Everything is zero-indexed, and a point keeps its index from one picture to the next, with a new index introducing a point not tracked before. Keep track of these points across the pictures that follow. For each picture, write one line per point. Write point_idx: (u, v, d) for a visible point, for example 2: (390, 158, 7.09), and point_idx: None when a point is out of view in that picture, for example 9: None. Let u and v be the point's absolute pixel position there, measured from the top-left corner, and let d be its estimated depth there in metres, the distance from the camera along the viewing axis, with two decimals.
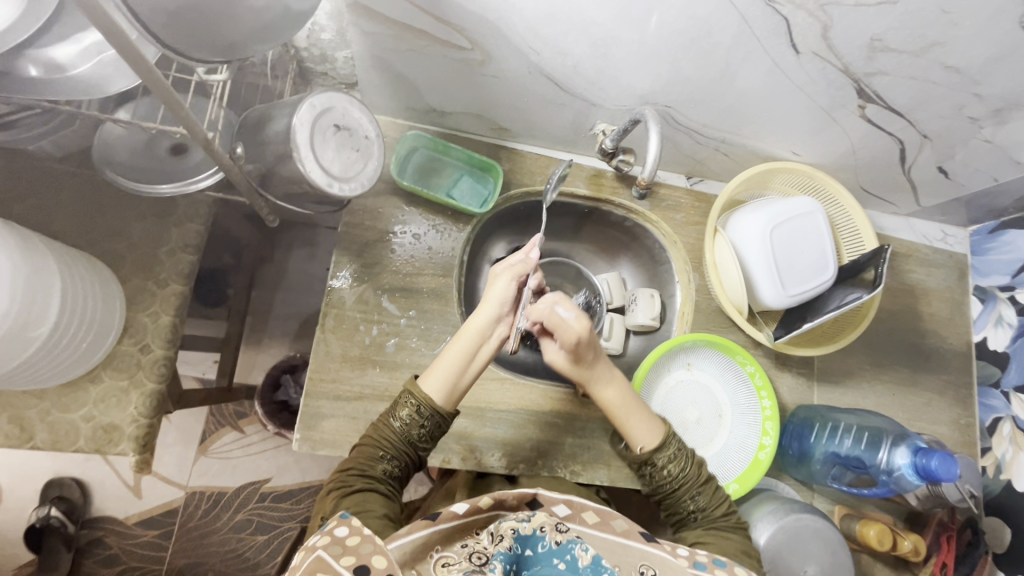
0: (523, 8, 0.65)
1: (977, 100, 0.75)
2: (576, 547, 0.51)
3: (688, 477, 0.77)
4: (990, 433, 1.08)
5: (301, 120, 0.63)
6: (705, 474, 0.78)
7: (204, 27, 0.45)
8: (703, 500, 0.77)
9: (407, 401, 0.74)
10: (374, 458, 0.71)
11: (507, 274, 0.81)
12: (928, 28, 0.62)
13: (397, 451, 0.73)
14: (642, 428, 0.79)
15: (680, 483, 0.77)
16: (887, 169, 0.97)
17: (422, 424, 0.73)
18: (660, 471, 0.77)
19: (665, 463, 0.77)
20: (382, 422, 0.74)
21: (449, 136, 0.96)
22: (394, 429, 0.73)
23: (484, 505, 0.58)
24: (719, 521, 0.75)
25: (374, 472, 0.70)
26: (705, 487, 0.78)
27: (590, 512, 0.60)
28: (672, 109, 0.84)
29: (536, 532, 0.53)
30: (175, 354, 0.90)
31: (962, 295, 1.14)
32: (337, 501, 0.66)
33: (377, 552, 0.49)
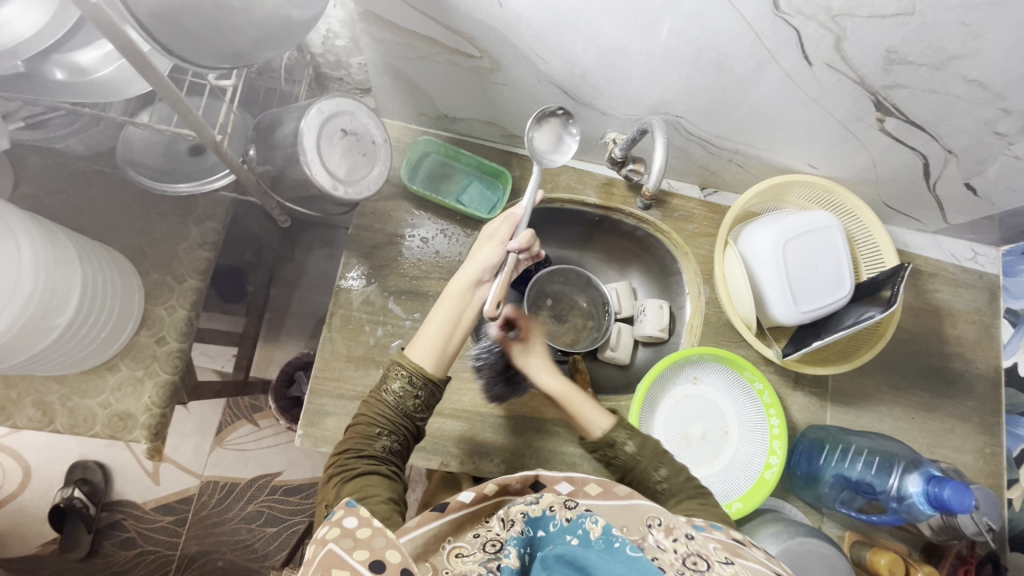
0: (530, 18, 0.65)
1: (1004, 116, 0.72)
2: (587, 521, 0.50)
3: (645, 455, 0.74)
4: (1017, 464, 1.02)
5: (309, 124, 0.65)
6: (665, 450, 0.76)
7: (205, 34, 0.47)
8: (667, 472, 0.73)
9: (397, 372, 0.72)
10: (372, 435, 0.69)
11: (493, 240, 0.79)
12: (948, 41, 0.60)
13: (393, 425, 0.71)
14: (593, 413, 0.79)
15: (643, 461, 0.74)
16: (911, 185, 0.93)
17: (417, 390, 0.72)
18: (618, 450, 0.75)
19: (616, 439, 0.75)
20: (372, 399, 0.72)
21: (461, 143, 0.98)
22: (388, 403, 0.71)
23: (490, 492, 0.58)
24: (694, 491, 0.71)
25: (373, 451, 0.68)
26: (668, 459, 0.75)
27: (591, 485, 0.59)
28: (683, 119, 0.83)
29: (545, 513, 0.53)
30: (190, 347, 0.93)
31: (991, 317, 1.08)
32: (339, 486, 0.63)
33: (390, 545, 0.48)
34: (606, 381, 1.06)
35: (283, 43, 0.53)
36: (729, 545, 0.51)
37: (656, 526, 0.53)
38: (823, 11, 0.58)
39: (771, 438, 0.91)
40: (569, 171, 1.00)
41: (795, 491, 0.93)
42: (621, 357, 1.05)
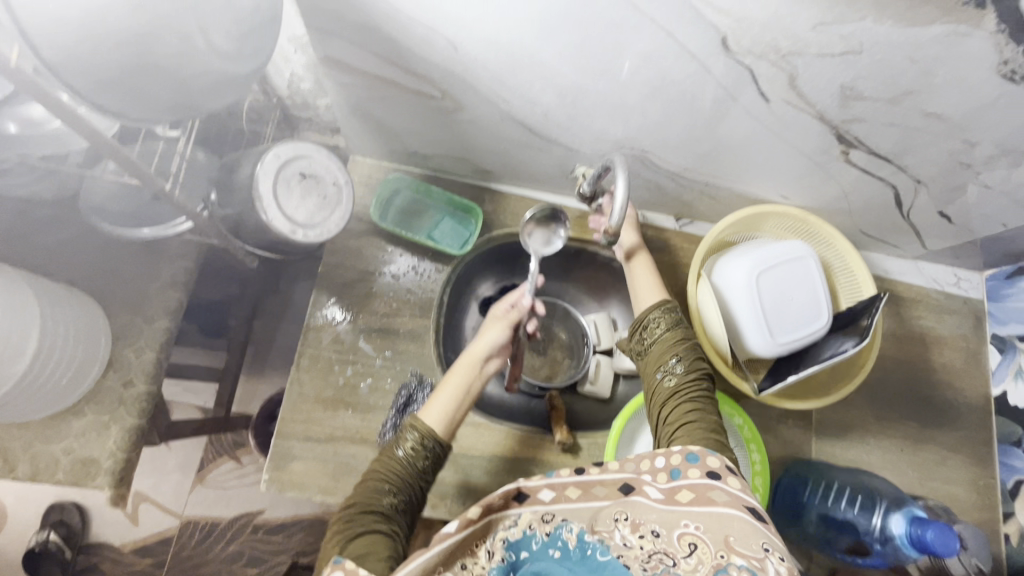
0: (485, 62, 0.65)
1: (969, 147, 0.71)
2: (563, 531, 0.55)
3: (668, 343, 0.77)
4: (1012, 497, 0.98)
5: (265, 169, 0.67)
6: (688, 343, 0.77)
7: (145, 91, 0.50)
8: (681, 367, 0.74)
9: (408, 432, 0.70)
10: (381, 491, 0.66)
11: (503, 321, 0.79)
12: (900, 77, 0.60)
13: (403, 483, 0.68)
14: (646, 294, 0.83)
15: (659, 353, 0.77)
16: (885, 213, 0.93)
17: (426, 455, 0.69)
18: (649, 334, 0.79)
19: (649, 324, 0.79)
20: (385, 454, 0.70)
21: (433, 178, 0.98)
22: (400, 460, 0.68)
23: (473, 517, 0.56)
24: (695, 393, 0.72)
25: (381, 507, 0.65)
26: (687, 354, 0.76)
27: (572, 488, 0.60)
28: (649, 153, 0.83)
29: (527, 533, 0.56)
30: (159, 389, 0.92)
31: (978, 344, 1.06)
32: (342, 543, 0.60)
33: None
34: (587, 416, 1.02)
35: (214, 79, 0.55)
36: (701, 493, 0.56)
37: (622, 521, 0.56)
38: (772, 50, 0.58)
39: (753, 475, 0.89)
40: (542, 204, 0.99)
41: (781, 531, 0.90)
42: (602, 392, 1.02)
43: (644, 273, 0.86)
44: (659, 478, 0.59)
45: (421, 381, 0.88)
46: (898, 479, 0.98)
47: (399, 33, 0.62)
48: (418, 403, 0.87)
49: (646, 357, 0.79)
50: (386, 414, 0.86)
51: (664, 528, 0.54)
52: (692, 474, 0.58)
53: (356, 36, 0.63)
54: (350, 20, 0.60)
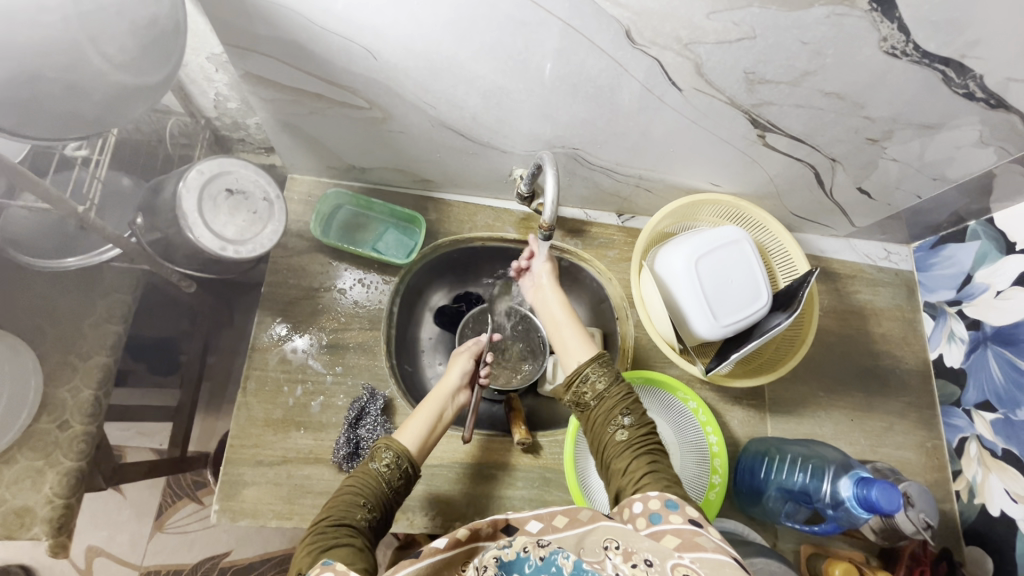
0: (405, 67, 0.66)
1: (870, 123, 0.76)
2: (559, 557, 0.49)
3: (613, 394, 0.73)
4: (959, 455, 1.01)
5: (189, 186, 0.68)
6: (633, 394, 0.74)
7: (52, 116, 0.47)
8: (631, 420, 0.71)
9: (383, 450, 0.69)
10: (356, 505, 0.63)
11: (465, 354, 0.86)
12: (796, 59, 0.64)
13: (378, 499, 0.66)
14: (574, 350, 0.80)
15: (605, 406, 0.73)
16: (811, 194, 0.98)
17: (401, 471, 0.69)
18: (590, 388, 0.75)
19: (589, 376, 0.75)
20: (361, 472, 0.68)
21: (374, 192, 0.99)
22: (377, 473, 0.67)
23: (462, 536, 0.53)
24: (650, 443, 0.69)
25: (354, 522, 0.62)
26: (634, 406, 0.73)
27: (559, 516, 0.54)
28: (580, 151, 0.86)
29: (519, 555, 0.49)
30: (100, 428, 0.88)
31: (913, 313, 1.12)
32: (316, 550, 0.56)
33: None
34: (548, 416, 1.02)
35: (128, 101, 0.52)
36: (686, 538, 0.51)
37: (614, 550, 0.50)
38: (675, 41, 0.61)
39: (712, 457, 0.90)
40: (485, 210, 1.00)
41: (747, 510, 0.92)
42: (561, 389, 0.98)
43: (571, 332, 0.82)
44: (641, 525, 0.55)
45: (373, 393, 0.87)
46: (851, 449, 1.02)
47: (316, 45, 0.63)
48: (370, 417, 0.85)
49: (590, 411, 0.74)
50: (339, 430, 0.84)
51: (658, 558, 0.49)
52: (675, 518, 0.54)
53: (274, 50, 0.64)
54: (267, 35, 0.62)
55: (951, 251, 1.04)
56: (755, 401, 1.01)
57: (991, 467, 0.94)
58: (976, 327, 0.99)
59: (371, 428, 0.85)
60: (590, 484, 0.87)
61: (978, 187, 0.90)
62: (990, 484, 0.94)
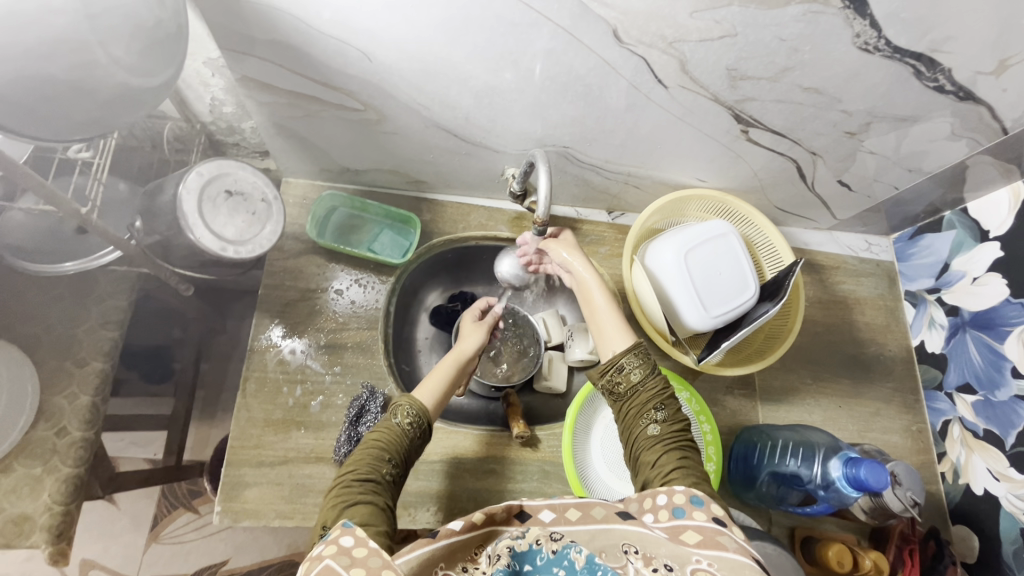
0: (400, 69, 0.68)
1: (847, 116, 0.79)
2: (571, 551, 0.48)
3: (648, 388, 0.73)
4: (943, 437, 1.04)
5: (188, 187, 0.69)
6: (668, 389, 0.73)
7: (55, 117, 0.48)
8: (664, 415, 0.71)
9: (403, 408, 0.70)
10: (380, 459, 0.65)
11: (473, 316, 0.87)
12: (775, 55, 0.67)
13: (399, 454, 0.67)
14: (613, 333, 0.78)
15: (640, 400, 0.72)
16: (793, 187, 1.01)
17: (420, 426, 0.70)
18: (625, 378, 0.74)
19: (625, 367, 0.74)
20: (382, 426, 0.69)
21: (369, 194, 1.00)
22: (396, 428, 0.68)
23: (478, 521, 0.55)
24: (682, 440, 0.69)
25: (378, 476, 0.64)
26: (669, 402, 0.72)
27: (573, 510, 0.56)
28: (570, 149, 0.88)
29: (532, 547, 0.49)
30: (98, 435, 0.87)
31: (894, 301, 1.15)
32: (340, 507, 0.59)
33: (385, 565, 0.46)
34: (545, 411, 1.04)
35: (131, 103, 0.53)
36: (707, 536, 0.53)
37: (634, 554, 0.50)
38: (659, 39, 0.64)
39: (706, 445, 0.93)
40: (479, 210, 1.02)
41: (741, 496, 0.94)
42: (557, 386, 1.02)
43: (610, 316, 0.79)
44: (661, 517, 0.57)
45: (372, 392, 0.88)
46: (839, 434, 1.05)
47: (312, 48, 0.65)
48: (370, 415, 0.86)
49: (624, 402, 0.74)
50: (339, 429, 0.85)
51: (677, 564, 0.49)
52: (697, 515, 0.56)
53: (271, 54, 0.66)
54: (264, 38, 0.63)
55: (929, 241, 1.08)
56: (746, 390, 1.04)
57: (974, 448, 0.97)
58: (955, 313, 1.02)
59: (371, 425, 0.85)
60: (588, 474, 0.88)
61: (952, 177, 0.94)
62: (974, 464, 0.97)
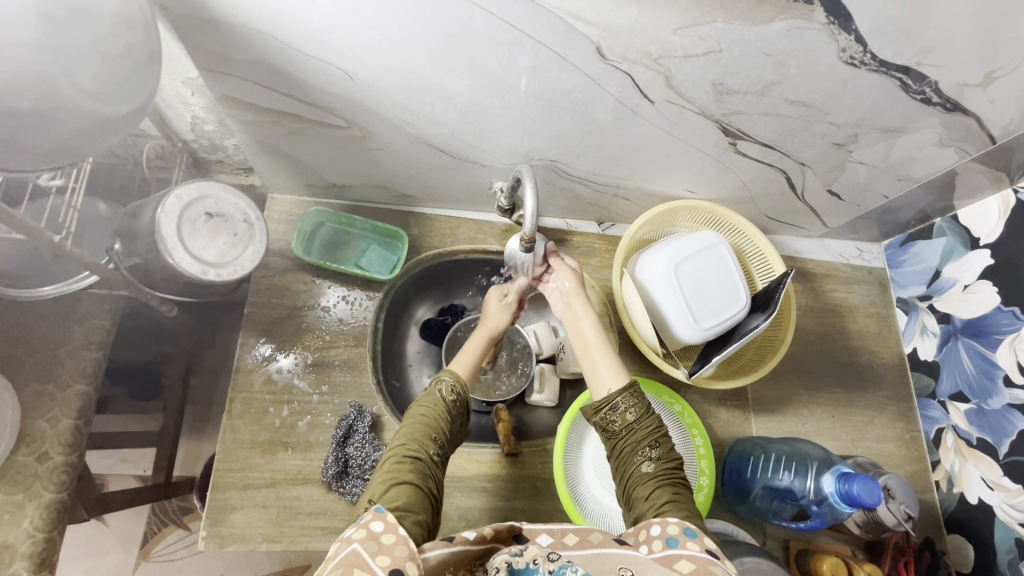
0: (382, 87, 0.67)
1: (835, 128, 0.79)
2: (568, 571, 0.47)
3: (644, 426, 0.72)
4: (936, 445, 1.04)
5: (167, 212, 0.68)
6: (662, 427, 0.73)
7: (20, 146, 0.47)
8: (658, 452, 0.70)
9: (443, 381, 0.74)
10: (427, 436, 0.67)
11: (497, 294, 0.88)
12: (761, 70, 0.66)
13: (444, 430, 0.69)
14: (607, 374, 0.78)
15: (634, 437, 0.71)
16: (784, 197, 1.00)
17: (461, 400, 0.73)
18: (620, 417, 0.73)
19: (620, 405, 0.73)
20: (425, 401, 0.72)
21: (356, 209, 0.99)
22: (441, 402, 0.71)
23: (489, 534, 0.53)
24: (677, 477, 0.68)
25: (426, 454, 0.65)
26: (663, 439, 0.72)
27: (570, 534, 0.54)
28: (558, 162, 0.87)
29: (530, 566, 0.47)
30: (81, 458, 0.86)
31: (886, 308, 1.15)
32: (389, 483, 0.59)
33: (410, 558, 0.48)
34: (537, 425, 1.03)
35: (104, 128, 0.52)
36: (702, 566, 0.52)
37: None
38: (644, 55, 0.63)
39: (699, 459, 0.92)
40: (467, 223, 1.01)
41: (734, 508, 0.94)
42: (548, 400, 1.01)
43: (604, 358, 0.80)
44: (654, 547, 0.56)
45: (360, 411, 0.87)
46: (833, 444, 1.04)
47: (292, 67, 0.63)
48: (358, 435, 0.85)
49: (617, 439, 0.73)
50: (327, 449, 0.84)
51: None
52: (692, 546, 0.55)
53: (250, 73, 0.64)
54: (242, 57, 0.62)
55: (920, 248, 1.08)
56: (738, 401, 1.03)
57: (967, 456, 0.97)
58: (946, 320, 1.02)
59: (359, 446, 0.84)
60: (580, 491, 0.87)
61: (942, 186, 0.94)
62: (968, 472, 0.97)
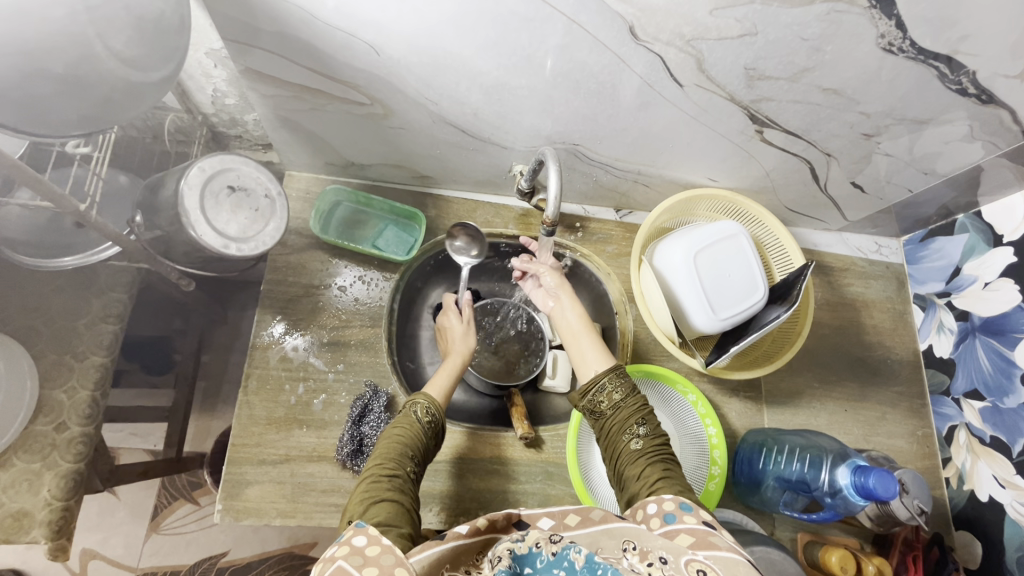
0: (408, 63, 0.66)
1: (865, 118, 0.77)
2: (571, 551, 0.48)
3: (628, 405, 0.73)
4: (949, 442, 1.04)
5: (190, 184, 0.68)
6: (648, 404, 0.74)
7: (47, 111, 0.46)
8: (646, 430, 0.71)
9: (416, 404, 0.75)
10: (404, 456, 0.67)
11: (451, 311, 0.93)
12: (795, 55, 0.65)
13: (420, 450, 0.70)
14: (593, 359, 0.80)
15: (622, 416, 0.73)
16: (805, 188, 0.99)
17: (434, 421, 0.74)
18: (606, 398, 0.75)
19: (605, 386, 0.75)
20: (401, 422, 0.73)
21: (373, 188, 0.98)
22: (417, 424, 0.72)
23: (483, 525, 0.53)
24: (665, 453, 0.68)
25: (404, 473, 0.65)
26: (650, 416, 0.73)
27: (571, 515, 0.54)
28: (580, 146, 0.86)
29: (531, 550, 0.48)
30: (99, 429, 0.87)
31: (903, 304, 1.14)
32: (367, 503, 0.59)
33: (399, 564, 0.46)
34: (549, 410, 1.03)
35: (135, 97, 0.51)
36: (701, 537, 0.52)
37: (631, 551, 0.51)
38: (677, 37, 0.62)
39: (711, 449, 0.92)
40: (484, 206, 1.00)
41: (745, 499, 0.94)
42: (563, 386, 1.00)
43: (591, 344, 0.82)
44: (654, 525, 0.56)
45: (375, 391, 0.87)
46: (845, 438, 1.04)
47: (319, 41, 0.63)
48: (374, 414, 0.86)
49: (606, 421, 0.74)
50: (342, 428, 0.84)
51: (671, 556, 0.50)
52: (689, 519, 0.54)
53: (276, 45, 0.64)
54: (268, 29, 0.61)
55: (940, 244, 1.06)
56: (751, 392, 1.03)
57: (980, 454, 0.97)
58: (965, 317, 1.01)
59: (374, 425, 0.85)
60: (592, 477, 0.88)
61: (967, 181, 0.92)
62: (979, 470, 0.96)
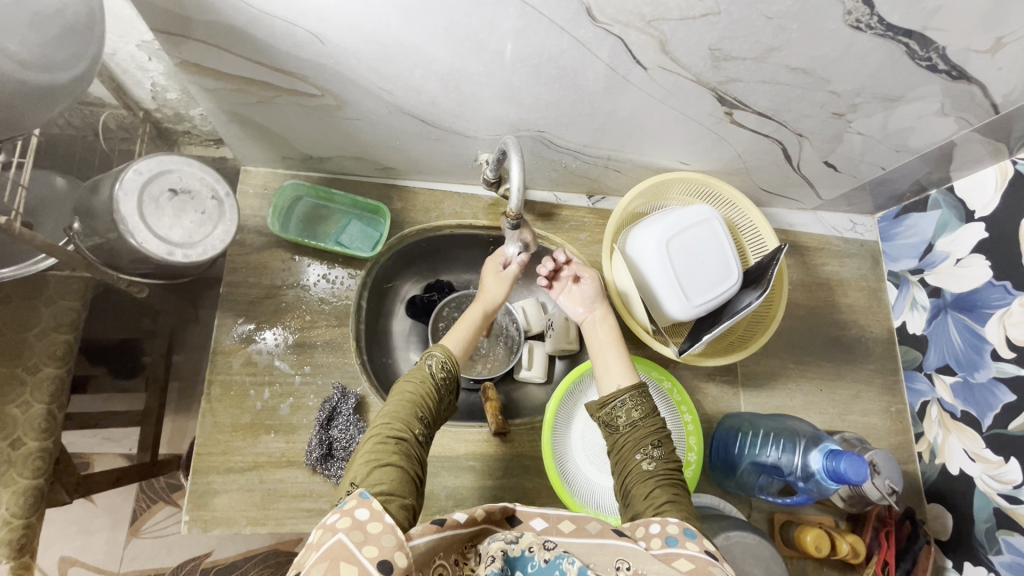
0: (357, 51, 0.62)
1: (836, 97, 0.75)
2: (564, 560, 0.47)
3: (646, 425, 0.72)
4: (921, 418, 1.05)
5: (126, 187, 0.64)
6: (665, 428, 0.73)
7: None
8: (660, 453, 0.70)
9: (430, 358, 0.72)
10: (414, 416, 0.65)
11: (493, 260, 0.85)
12: (761, 34, 0.62)
13: (431, 409, 0.68)
14: (615, 374, 0.77)
15: (637, 435, 0.72)
16: (779, 169, 0.97)
17: (449, 377, 0.72)
18: (624, 414, 0.73)
19: (625, 403, 0.73)
20: (413, 375, 0.70)
21: (334, 182, 0.94)
22: (429, 378, 0.70)
23: (479, 516, 0.53)
24: (676, 479, 0.68)
25: (412, 436, 0.64)
26: (666, 440, 0.72)
27: (566, 521, 0.55)
28: (547, 133, 0.83)
29: (524, 554, 0.48)
30: (58, 442, 0.84)
31: (877, 282, 1.14)
32: (371, 467, 0.58)
33: (398, 547, 0.47)
34: (525, 402, 1.02)
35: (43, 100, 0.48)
36: (700, 565, 0.52)
37: (624, 570, 0.50)
38: (637, 18, 0.59)
39: (687, 435, 0.92)
40: (452, 197, 0.97)
41: (721, 483, 0.95)
42: (538, 376, 1.00)
43: (614, 356, 0.79)
44: (654, 545, 0.56)
45: (344, 392, 0.85)
46: (820, 418, 1.05)
47: (257, 29, 0.58)
48: (342, 417, 0.83)
49: (618, 435, 0.73)
50: (311, 432, 0.82)
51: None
52: (690, 547, 0.54)
53: (211, 36, 0.59)
54: (199, 18, 0.57)
55: (914, 221, 1.06)
56: (727, 376, 1.03)
57: (951, 429, 0.98)
58: (937, 294, 1.01)
59: (344, 427, 0.83)
60: (568, 470, 0.87)
61: (939, 156, 0.91)
62: (951, 444, 0.98)
